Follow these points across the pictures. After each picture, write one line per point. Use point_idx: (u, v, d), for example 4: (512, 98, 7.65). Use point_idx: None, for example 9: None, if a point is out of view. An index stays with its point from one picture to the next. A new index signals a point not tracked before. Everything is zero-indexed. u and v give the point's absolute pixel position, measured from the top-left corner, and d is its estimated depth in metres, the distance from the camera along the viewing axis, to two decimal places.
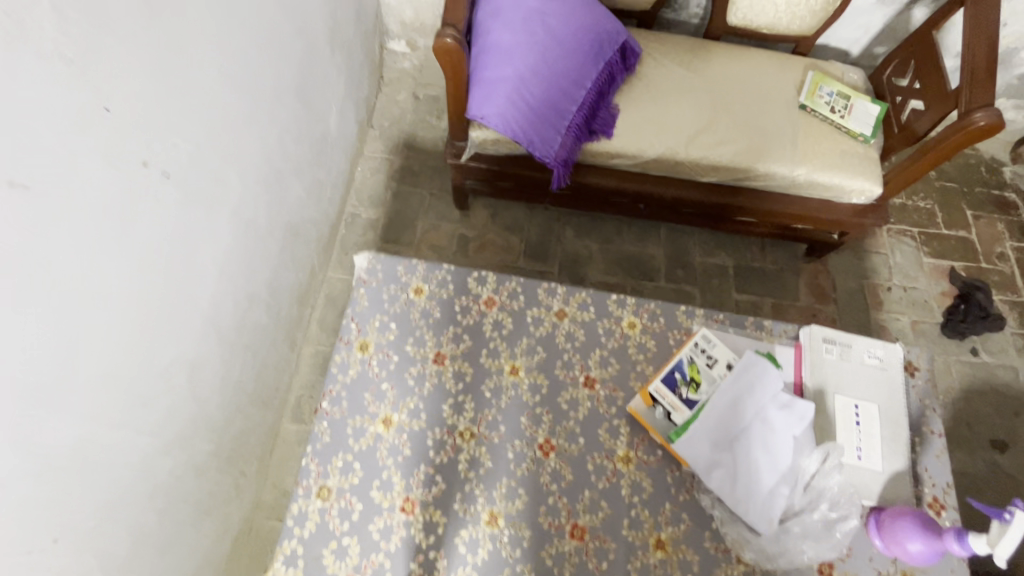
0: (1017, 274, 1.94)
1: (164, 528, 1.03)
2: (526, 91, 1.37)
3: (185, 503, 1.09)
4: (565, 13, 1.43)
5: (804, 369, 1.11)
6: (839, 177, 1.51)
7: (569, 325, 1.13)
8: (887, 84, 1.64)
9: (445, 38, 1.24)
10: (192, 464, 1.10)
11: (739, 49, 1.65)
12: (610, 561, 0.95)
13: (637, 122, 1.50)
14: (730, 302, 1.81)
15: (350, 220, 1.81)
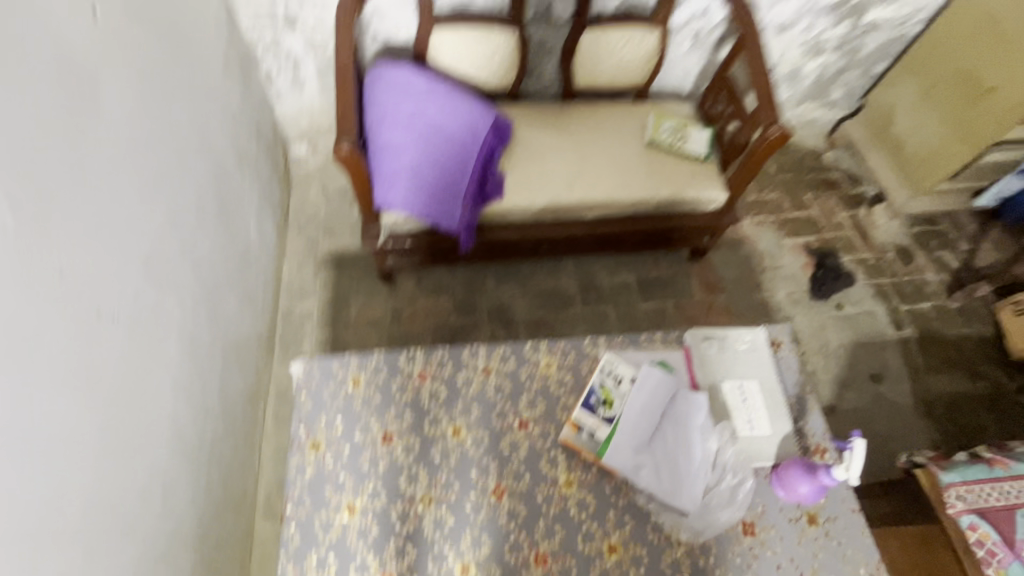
0: (856, 237, 2.33)
1: None
2: (424, 173, 1.53)
3: None
4: (445, 98, 1.61)
5: (695, 365, 1.33)
6: (696, 191, 1.80)
7: (496, 379, 1.29)
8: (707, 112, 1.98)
9: (342, 148, 1.41)
10: None
11: (592, 103, 1.94)
12: None
13: (524, 180, 1.72)
14: (640, 312, 2.04)
15: (286, 314, 1.90)
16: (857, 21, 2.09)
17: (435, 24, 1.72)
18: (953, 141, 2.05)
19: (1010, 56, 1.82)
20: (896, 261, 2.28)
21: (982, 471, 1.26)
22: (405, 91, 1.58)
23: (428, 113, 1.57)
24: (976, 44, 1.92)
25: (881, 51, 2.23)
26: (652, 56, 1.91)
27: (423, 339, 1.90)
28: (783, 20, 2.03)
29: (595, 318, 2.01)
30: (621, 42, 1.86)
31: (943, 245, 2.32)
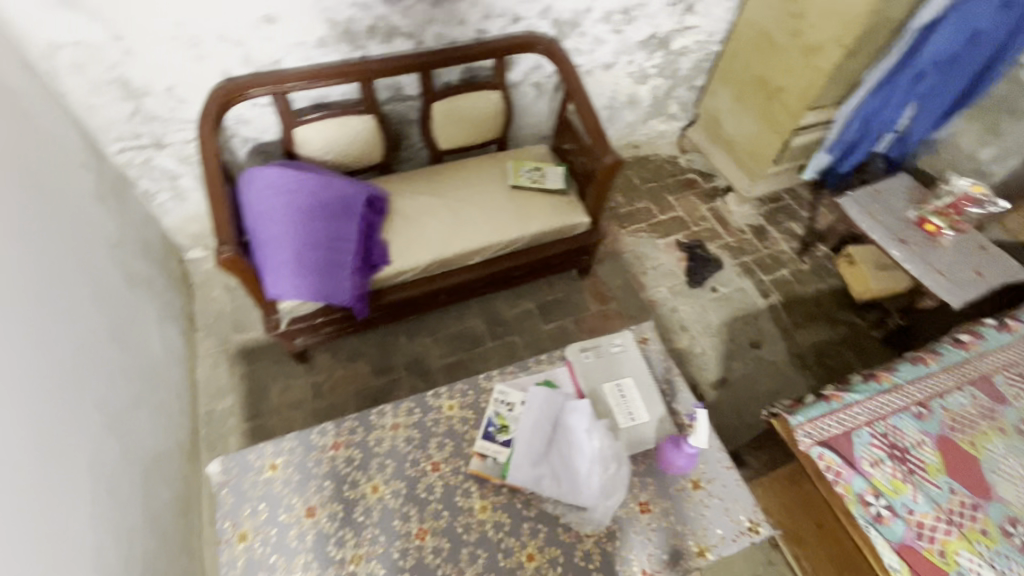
0: (718, 225, 2.67)
1: None
2: (309, 259, 1.67)
3: None
4: (317, 184, 1.75)
5: (577, 376, 1.52)
6: (561, 220, 2.03)
7: (405, 431, 1.42)
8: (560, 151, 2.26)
9: (224, 254, 1.52)
10: None
11: (458, 161, 2.16)
12: None
13: (406, 243, 1.88)
14: (544, 334, 2.23)
15: (208, 416, 1.94)
16: (668, 50, 2.45)
17: (296, 122, 1.88)
18: (767, 133, 2.42)
19: (784, 61, 2.21)
20: (753, 240, 2.62)
21: (823, 407, 1.51)
22: (276, 187, 1.70)
23: (302, 203, 1.70)
24: (759, 55, 2.32)
25: (696, 69, 2.61)
26: (500, 111, 2.17)
27: (347, 408, 1.99)
28: (606, 61, 2.36)
29: (505, 349, 2.18)
30: (469, 106, 2.10)
31: (788, 217, 2.69)
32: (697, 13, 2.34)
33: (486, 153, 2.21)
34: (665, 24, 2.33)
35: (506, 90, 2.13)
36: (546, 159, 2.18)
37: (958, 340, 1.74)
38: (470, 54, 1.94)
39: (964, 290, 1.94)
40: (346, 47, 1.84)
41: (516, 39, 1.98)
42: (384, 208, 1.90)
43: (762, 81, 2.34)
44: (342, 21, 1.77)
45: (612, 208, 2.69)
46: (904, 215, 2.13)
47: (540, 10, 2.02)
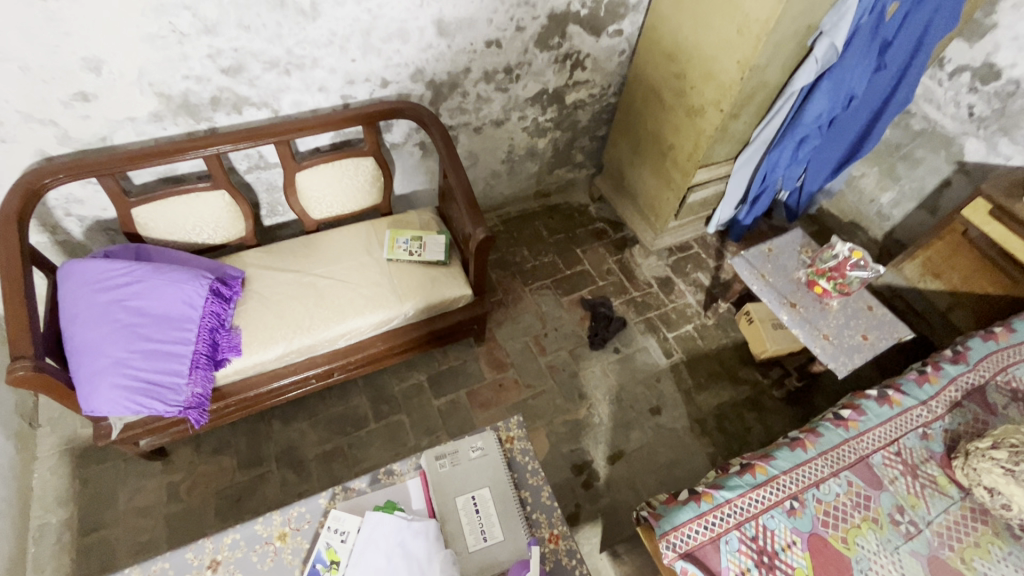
0: (625, 278, 2.60)
1: None
2: (132, 366, 1.48)
3: None
4: (147, 278, 1.56)
5: (429, 491, 1.39)
6: (438, 296, 1.90)
7: (224, 570, 1.27)
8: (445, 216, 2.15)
9: (17, 371, 1.31)
10: None
11: (333, 232, 2.02)
12: None
13: (262, 331, 1.72)
14: (434, 411, 2.09)
15: (39, 533, 1.70)
16: (562, 103, 2.38)
17: (133, 202, 1.69)
18: (664, 189, 2.37)
19: (673, 120, 2.16)
20: (660, 293, 2.55)
21: (690, 510, 1.44)
22: (98, 283, 1.52)
23: (129, 299, 1.53)
24: (651, 111, 2.26)
25: (595, 120, 2.56)
26: (378, 177, 2.03)
27: (206, 512, 1.80)
28: (496, 117, 2.26)
29: (388, 431, 2.02)
30: (341, 174, 1.95)
31: (695, 266, 2.64)
32: (587, 68, 2.28)
33: (364, 221, 2.08)
34: (554, 80, 2.25)
35: (381, 156, 1.99)
36: (429, 226, 2.06)
37: (839, 417, 1.70)
38: (332, 123, 1.81)
39: (849, 356, 1.90)
40: (187, 119, 1.68)
41: (383, 107, 1.86)
42: (237, 292, 1.74)
43: (655, 137, 2.29)
44: (177, 95, 1.60)
45: (517, 263, 2.58)
46: (795, 275, 2.09)
47: (411, 73, 1.91)
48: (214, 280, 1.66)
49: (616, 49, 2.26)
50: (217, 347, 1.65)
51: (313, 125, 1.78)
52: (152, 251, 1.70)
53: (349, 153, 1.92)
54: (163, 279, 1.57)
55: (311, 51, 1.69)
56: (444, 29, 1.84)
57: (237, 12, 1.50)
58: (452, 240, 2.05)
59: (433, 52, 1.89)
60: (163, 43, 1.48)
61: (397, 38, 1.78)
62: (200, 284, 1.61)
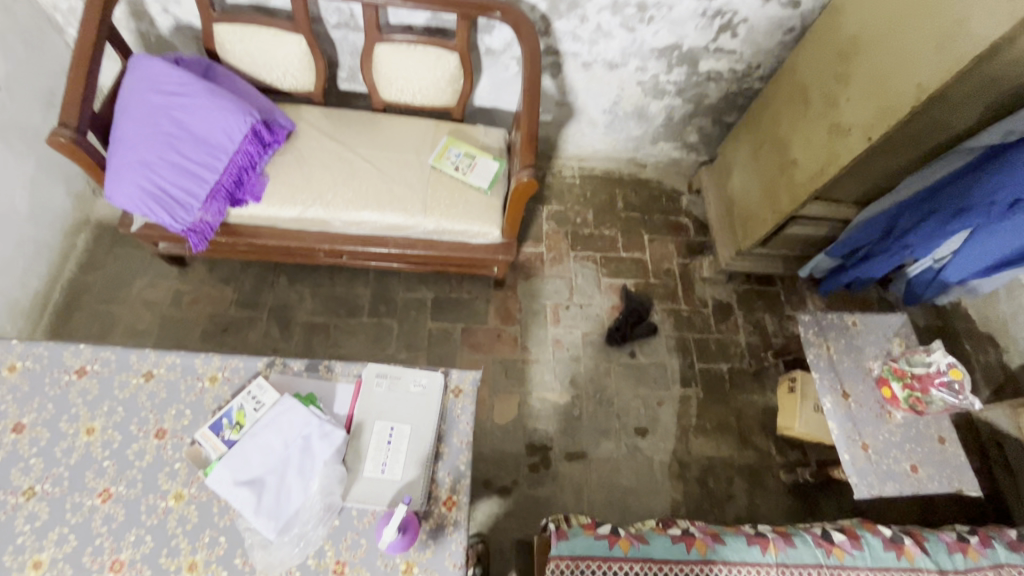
0: (680, 286, 2.31)
1: None
2: (155, 173, 1.53)
3: None
4: (198, 97, 1.59)
5: (356, 401, 1.36)
6: (462, 222, 1.79)
7: (154, 384, 1.34)
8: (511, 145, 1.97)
9: (58, 137, 1.42)
10: None
11: (395, 120, 1.93)
12: None
13: (288, 189, 1.73)
14: (423, 331, 2.05)
15: (67, 283, 1.93)
16: (693, 69, 2.03)
17: (217, 19, 1.69)
18: (764, 207, 2.01)
19: (809, 131, 1.77)
20: (710, 317, 2.26)
21: (597, 547, 1.30)
22: (156, 83, 1.56)
23: (177, 110, 1.57)
24: (790, 111, 1.87)
25: (726, 101, 2.18)
26: (457, 80, 1.87)
27: (194, 328, 1.94)
28: (610, 58, 1.98)
29: (373, 331, 2.02)
30: (419, 62, 1.81)
31: (765, 307, 2.30)
32: (738, 36, 1.89)
33: (430, 120, 1.96)
34: (693, 38, 1.90)
35: (468, 58, 1.81)
36: (488, 150, 1.91)
37: (827, 537, 1.41)
38: (426, 2, 1.66)
39: (881, 480, 1.57)
40: None
41: (481, 2, 1.66)
42: (278, 144, 1.74)
43: (780, 144, 1.91)
44: None
45: (575, 224, 2.38)
46: (866, 365, 1.72)
47: None
48: (259, 121, 1.67)
49: (783, 24, 1.85)
50: (239, 187, 1.68)
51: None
52: (220, 74, 1.73)
53: (433, 41, 1.76)
54: (212, 103, 1.59)
55: None
56: None
57: None
58: (505, 172, 1.89)
59: None
60: None
61: None
62: (243, 122, 1.62)
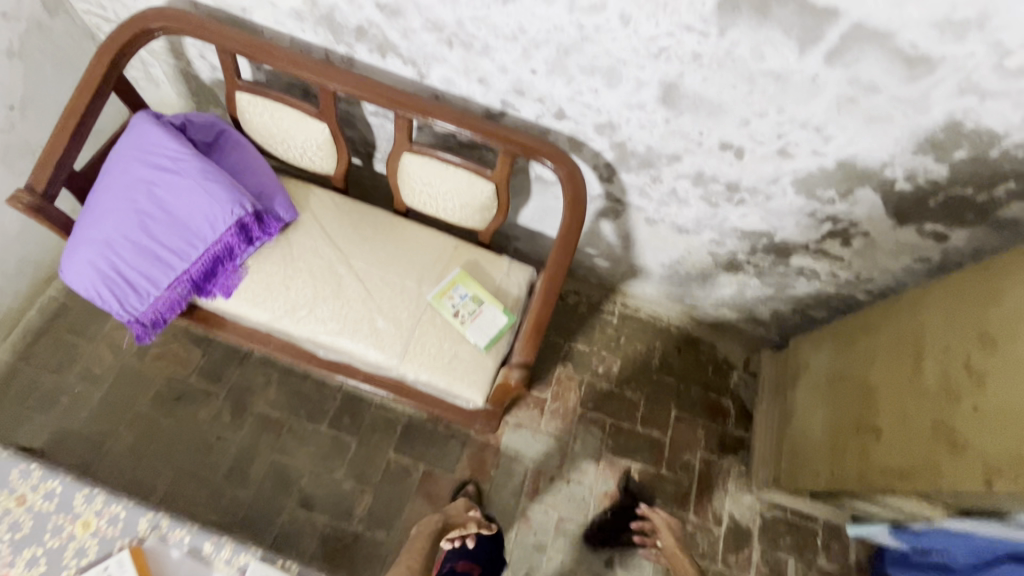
0: (695, 489, 1.91)
1: None
2: (114, 253, 1.36)
3: None
4: (186, 177, 1.39)
5: None
6: (442, 379, 1.49)
7: (23, 512, 1.17)
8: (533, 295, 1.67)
9: (15, 201, 1.27)
10: None
11: (411, 229, 1.66)
12: None
13: (263, 290, 1.51)
14: (380, 463, 1.79)
15: (46, 302, 1.84)
16: (782, 259, 1.61)
17: (240, 87, 1.49)
18: (823, 456, 1.57)
19: (909, 407, 1.32)
20: (720, 542, 1.84)
21: None
22: (147, 152, 1.39)
23: (159, 187, 1.38)
24: (892, 363, 1.42)
25: (816, 298, 1.74)
26: (489, 210, 1.57)
27: (147, 388, 1.78)
28: (681, 223, 1.60)
29: (328, 446, 1.79)
30: (450, 183, 1.53)
31: (793, 550, 1.85)
32: (851, 245, 1.46)
33: (449, 237, 1.68)
34: (790, 232, 1.49)
35: (505, 191, 1.51)
36: (502, 295, 1.61)
37: None
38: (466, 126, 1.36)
39: None
40: (326, 31, 1.37)
41: (527, 143, 1.35)
42: (269, 237, 1.53)
43: (868, 396, 1.46)
44: (323, 5, 1.30)
45: (595, 374, 2.03)
46: None
47: (599, 122, 1.34)
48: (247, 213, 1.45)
49: (916, 251, 1.40)
50: (211, 278, 1.48)
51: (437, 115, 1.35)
52: (231, 145, 1.54)
53: (470, 165, 1.48)
54: (199, 187, 1.39)
55: (486, 35, 1.22)
56: (670, 100, 1.22)
57: None
58: (513, 329, 1.58)
59: (641, 116, 1.28)
60: None
61: (601, 76, 1.22)
62: (227, 212, 1.40)
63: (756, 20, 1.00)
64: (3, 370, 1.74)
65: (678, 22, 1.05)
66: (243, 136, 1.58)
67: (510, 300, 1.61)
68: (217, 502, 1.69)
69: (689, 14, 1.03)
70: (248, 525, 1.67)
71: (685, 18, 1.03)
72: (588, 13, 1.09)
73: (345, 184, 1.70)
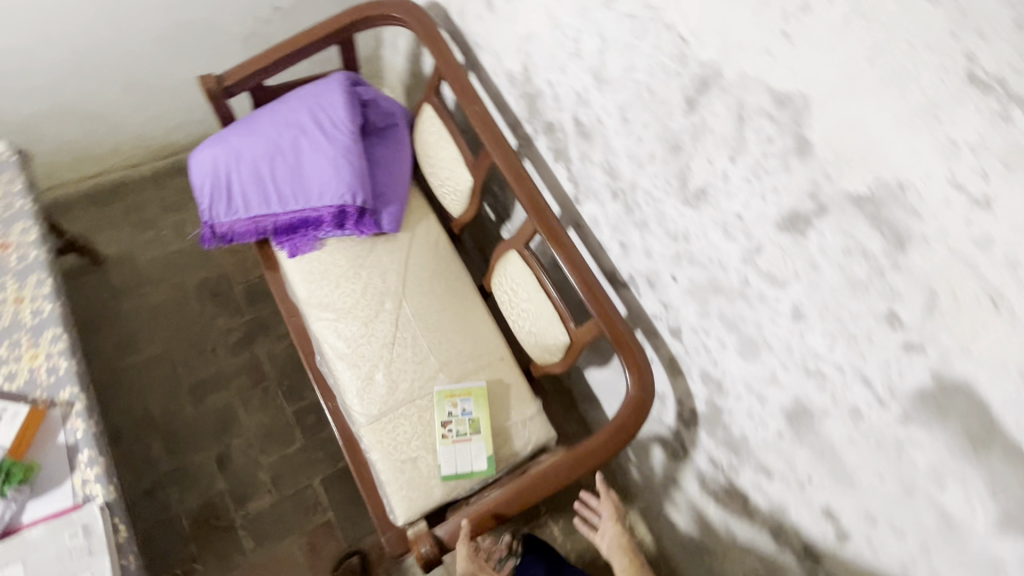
0: None
1: None
2: (237, 165, 1.44)
3: None
4: (331, 145, 1.45)
5: (46, 521, 1.10)
6: (386, 471, 1.32)
7: (12, 311, 1.26)
8: (533, 461, 1.42)
9: (206, 80, 1.42)
10: None
11: (477, 313, 1.53)
12: None
13: (317, 273, 1.49)
14: (300, 480, 1.68)
15: None
16: None
17: (431, 102, 1.53)
18: None
19: None
20: None
21: None
22: (320, 108, 1.48)
23: (305, 138, 1.46)
24: None
25: None
26: (550, 354, 1.37)
27: (204, 270, 1.89)
28: None
29: (277, 428, 1.73)
30: (531, 304, 1.36)
31: None
32: None
33: (503, 345, 1.51)
34: None
35: (575, 352, 1.30)
36: (502, 440, 1.39)
37: None
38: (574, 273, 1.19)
39: None
40: (523, 106, 1.29)
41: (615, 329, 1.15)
42: (358, 233, 1.51)
43: None
44: (535, 86, 1.22)
45: None
46: None
47: (707, 371, 1.08)
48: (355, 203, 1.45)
49: None
50: (290, 233, 1.50)
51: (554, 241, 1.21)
52: (389, 144, 1.59)
53: (559, 304, 1.31)
54: (335, 157, 1.44)
55: (650, 214, 1.04)
56: (795, 423, 0.92)
57: (630, 101, 0.95)
58: (485, 479, 1.36)
59: (754, 406, 1.00)
60: (562, 39, 1.06)
61: (737, 339, 0.96)
62: (340, 191, 1.43)
63: (958, 448, 0.68)
64: (136, 181, 1.96)
65: (856, 367, 0.77)
66: (405, 139, 1.61)
67: (506, 450, 1.39)
68: (168, 399, 1.72)
69: (875, 370, 0.74)
70: (171, 437, 1.68)
71: (868, 371, 0.75)
72: (762, 277, 0.85)
73: (458, 232, 1.62)
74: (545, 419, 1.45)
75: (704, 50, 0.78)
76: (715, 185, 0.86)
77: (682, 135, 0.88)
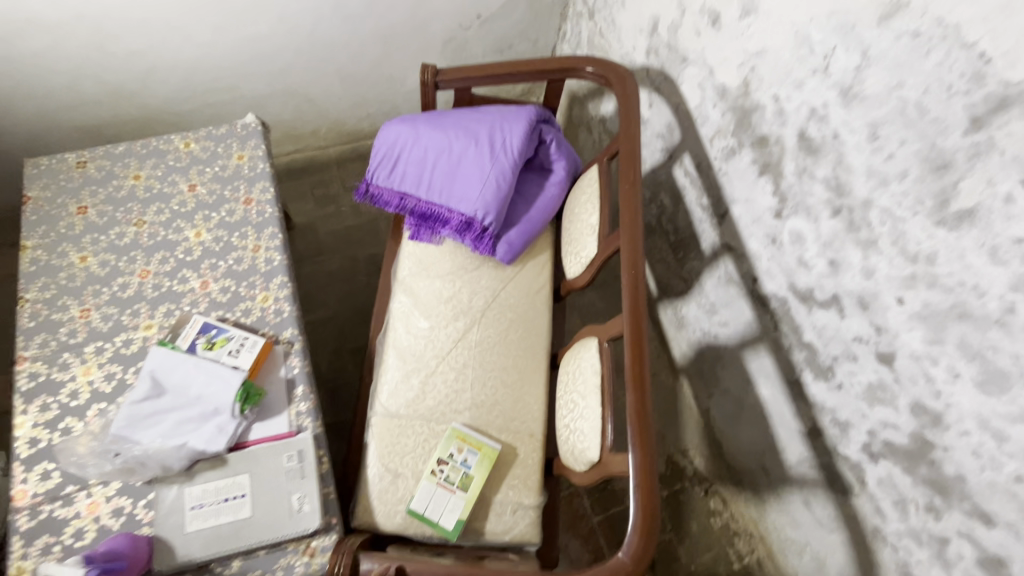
0: None
1: (80, 107, 1.70)
2: (411, 145, 1.58)
3: (97, 110, 1.73)
4: (492, 165, 1.53)
5: (269, 442, 1.24)
6: (376, 453, 1.42)
7: (250, 256, 1.43)
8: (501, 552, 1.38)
9: (426, 68, 1.59)
10: (116, 97, 1.71)
11: (529, 380, 1.54)
12: (72, 338, 1.30)
13: (419, 262, 1.66)
14: None
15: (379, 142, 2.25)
16: None
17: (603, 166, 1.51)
18: None
19: None
20: None
21: None
22: (500, 129, 1.56)
23: (474, 148, 1.54)
24: None
25: None
26: (576, 460, 1.30)
27: (373, 246, 2.06)
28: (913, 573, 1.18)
29: None
30: (582, 399, 1.29)
31: None
32: None
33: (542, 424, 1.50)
34: None
35: (596, 476, 1.21)
36: (479, 513, 1.38)
37: None
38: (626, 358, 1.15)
39: None
40: (731, 120, 1.32)
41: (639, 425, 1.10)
42: (473, 248, 1.60)
43: None
44: (753, 101, 1.25)
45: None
46: None
47: (923, 402, 1.04)
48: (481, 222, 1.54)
49: None
50: (423, 220, 1.64)
51: (630, 339, 1.18)
52: (542, 183, 1.66)
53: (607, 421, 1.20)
54: (488, 177, 1.52)
55: (882, 234, 1.03)
56: None
57: (886, 117, 0.96)
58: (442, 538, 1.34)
59: (985, 444, 0.95)
60: (804, 54, 1.09)
61: (981, 368, 0.92)
62: (476, 208, 1.52)
63: None
64: (323, 160, 2.19)
65: None
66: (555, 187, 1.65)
67: (476, 524, 1.37)
68: (334, 358, 1.88)
69: None
70: (333, 393, 1.83)
71: None
72: None
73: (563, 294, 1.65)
74: (536, 520, 1.39)
75: (1013, 69, 0.77)
76: (990, 207, 0.84)
77: (954, 154, 0.87)
